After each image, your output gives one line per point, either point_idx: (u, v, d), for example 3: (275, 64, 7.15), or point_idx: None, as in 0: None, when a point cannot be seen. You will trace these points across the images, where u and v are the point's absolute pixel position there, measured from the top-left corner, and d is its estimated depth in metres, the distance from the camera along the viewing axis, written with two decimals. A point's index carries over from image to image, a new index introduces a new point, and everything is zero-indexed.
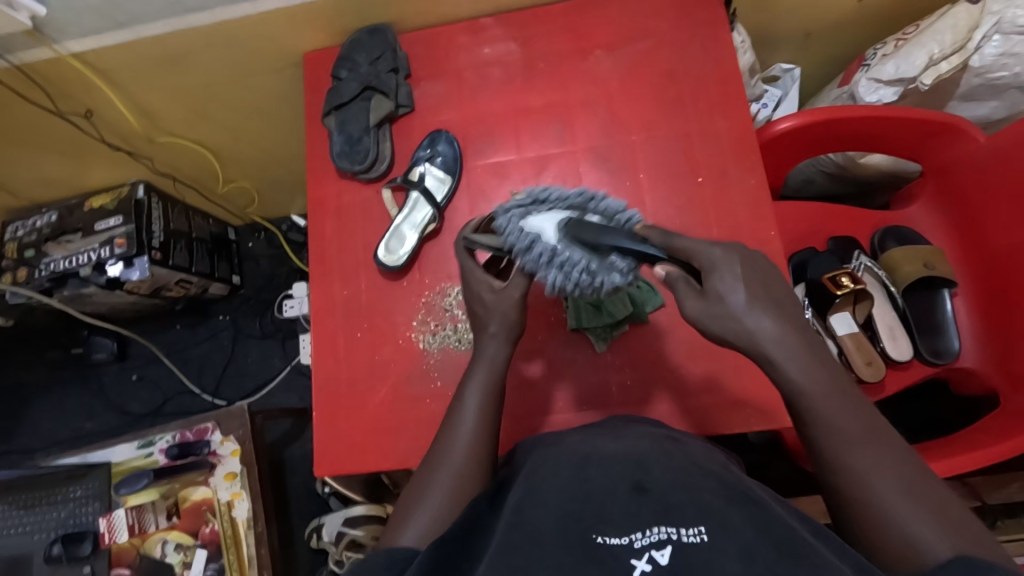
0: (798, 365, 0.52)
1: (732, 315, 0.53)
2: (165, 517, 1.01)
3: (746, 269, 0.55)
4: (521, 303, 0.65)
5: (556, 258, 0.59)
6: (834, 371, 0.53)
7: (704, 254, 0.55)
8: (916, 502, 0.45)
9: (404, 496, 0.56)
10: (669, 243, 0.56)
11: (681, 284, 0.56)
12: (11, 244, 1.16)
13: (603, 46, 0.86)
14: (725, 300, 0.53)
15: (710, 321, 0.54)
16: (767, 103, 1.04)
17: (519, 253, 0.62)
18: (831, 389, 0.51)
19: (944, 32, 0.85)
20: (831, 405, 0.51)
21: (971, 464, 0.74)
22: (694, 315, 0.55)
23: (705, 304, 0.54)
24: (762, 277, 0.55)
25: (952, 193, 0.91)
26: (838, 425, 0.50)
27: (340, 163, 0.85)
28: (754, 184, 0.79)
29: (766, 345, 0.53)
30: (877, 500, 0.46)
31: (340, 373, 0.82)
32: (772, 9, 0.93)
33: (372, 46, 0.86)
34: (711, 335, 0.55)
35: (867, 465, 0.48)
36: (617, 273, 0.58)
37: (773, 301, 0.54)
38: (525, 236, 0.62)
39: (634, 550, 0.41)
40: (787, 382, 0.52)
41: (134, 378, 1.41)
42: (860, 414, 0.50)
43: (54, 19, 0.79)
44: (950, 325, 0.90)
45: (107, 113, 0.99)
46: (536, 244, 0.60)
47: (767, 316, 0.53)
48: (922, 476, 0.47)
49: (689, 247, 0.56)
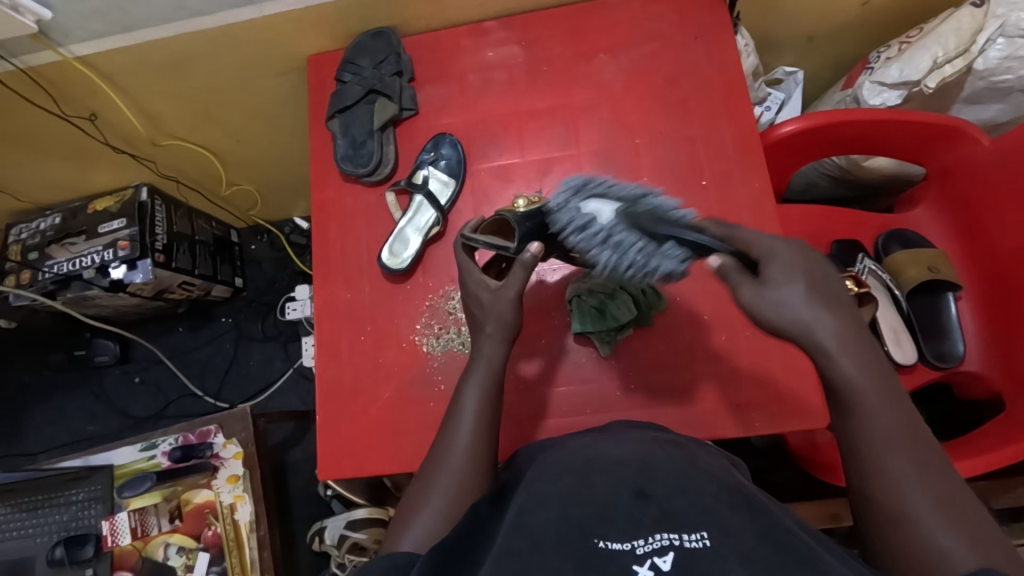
0: (851, 363, 0.51)
1: (789, 305, 0.52)
2: (167, 519, 1.01)
3: (807, 264, 0.54)
4: (517, 303, 0.64)
5: (609, 240, 0.58)
6: (883, 371, 0.52)
7: (764, 244, 0.54)
8: (944, 510, 0.45)
9: (404, 499, 0.56)
10: (730, 233, 0.55)
11: (734, 274, 0.53)
12: (15, 246, 1.16)
13: (606, 49, 0.86)
14: (781, 289, 0.52)
15: (764, 309, 0.52)
16: (770, 106, 1.03)
17: (574, 232, 0.61)
18: (878, 387, 0.51)
19: (948, 35, 0.85)
20: (875, 405, 0.50)
21: (975, 470, 0.73)
22: (748, 303, 0.53)
23: (760, 291, 0.52)
24: (822, 275, 0.54)
25: (956, 197, 0.91)
26: (879, 424, 0.50)
27: (343, 166, 0.85)
28: (758, 188, 0.79)
29: (823, 338, 0.51)
30: (906, 502, 0.47)
31: (344, 376, 0.82)
32: (776, 13, 0.93)
33: (376, 50, 0.87)
34: (765, 324, 0.53)
35: (902, 467, 0.48)
36: (673, 261, 0.56)
37: (832, 298, 0.53)
38: (581, 215, 0.61)
39: (636, 556, 0.40)
40: (837, 375, 0.51)
41: (136, 381, 1.42)
42: (904, 418, 0.50)
43: (59, 23, 0.79)
44: (956, 328, 0.90)
45: (111, 117, 0.99)
46: (591, 223, 0.60)
47: (827, 312, 0.52)
48: (955, 487, 0.47)
49: (748, 238, 0.55)
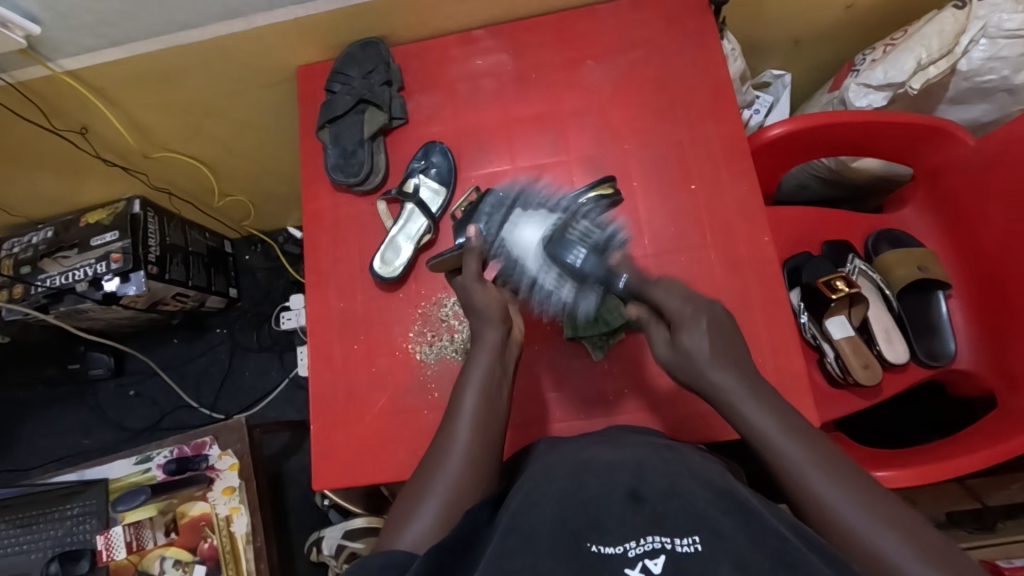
0: (753, 408, 0.55)
1: (697, 367, 0.58)
2: (163, 533, 1.01)
3: (713, 324, 0.59)
4: (480, 278, 0.67)
5: (537, 284, 0.77)
6: (784, 410, 0.55)
7: (675, 309, 0.62)
8: (879, 517, 0.47)
9: (400, 502, 0.55)
10: (644, 289, 0.67)
11: (651, 324, 0.64)
12: (6, 261, 1.15)
13: (595, 56, 0.87)
14: (690, 353, 0.58)
15: (679, 368, 0.59)
16: (758, 109, 1.05)
17: (507, 262, 0.77)
18: (783, 424, 0.54)
19: (931, 37, 0.86)
20: (784, 441, 0.52)
21: (965, 469, 0.74)
22: (665, 360, 0.61)
23: (674, 353, 0.60)
24: (724, 331, 0.60)
25: (943, 197, 0.92)
26: (795, 453, 0.52)
27: (334, 176, 0.85)
28: (746, 191, 0.80)
29: (727, 393, 0.56)
30: (845, 520, 0.48)
31: (337, 386, 0.82)
32: (761, 17, 0.94)
33: (365, 60, 0.87)
34: (679, 376, 0.60)
35: (827, 487, 0.49)
36: (591, 298, 0.75)
37: (732, 353, 0.58)
38: (515, 250, 0.76)
39: (627, 559, 0.40)
40: (746, 426, 0.55)
41: (131, 394, 1.41)
42: (815, 442, 0.52)
43: (48, 37, 0.79)
44: (946, 326, 0.91)
45: (102, 129, 0.99)
46: (523, 264, 0.76)
47: (727, 368, 0.57)
48: (883, 497, 0.49)
49: (662, 297, 0.64)
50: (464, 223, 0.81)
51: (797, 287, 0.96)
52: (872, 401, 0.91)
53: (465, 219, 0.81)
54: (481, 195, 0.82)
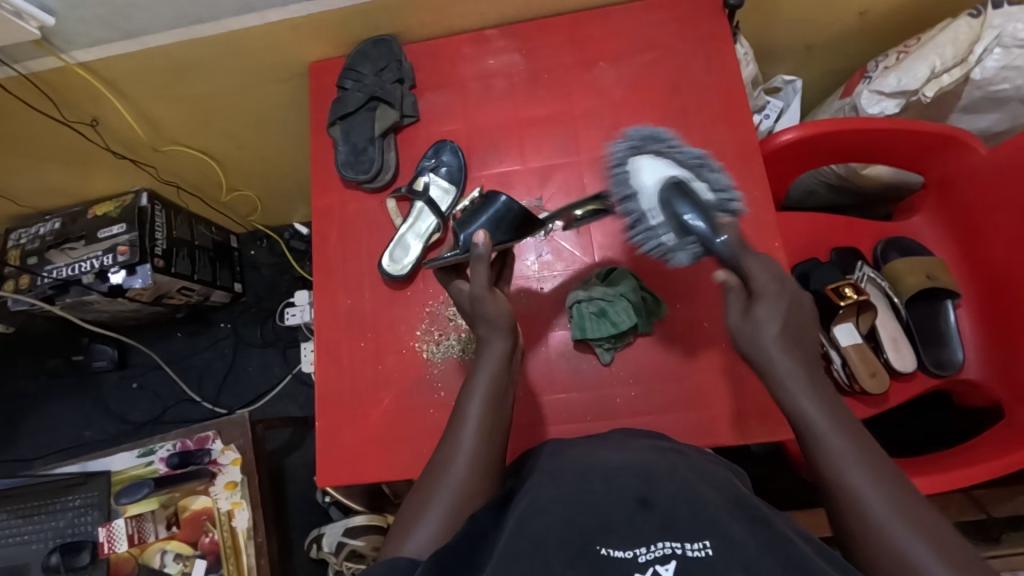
0: (809, 400, 0.54)
1: (760, 342, 0.57)
2: (164, 526, 1.01)
3: (791, 309, 0.58)
4: (492, 290, 0.64)
5: (641, 223, 0.69)
6: (837, 406, 0.54)
7: (761, 280, 0.58)
8: (911, 519, 0.46)
9: (404, 507, 0.55)
10: (739, 256, 0.60)
11: (733, 295, 0.60)
12: (14, 251, 1.15)
13: (607, 58, 0.87)
14: (760, 325, 0.57)
15: (741, 338, 0.58)
16: (768, 114, 1.03)
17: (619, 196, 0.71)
18: (832, 415, 0.53)
19: (945, 45, 0.86)
20: (828, 432, 0.52)
21: (983, 476, 0.73)
22: (732, 327, 0.59)
23: (743, 323, 0.58)
24: (799, 318, 0.58)
25: (954, 204, 0.92)
26: (837, 447, 0.51)
27: (345, 172, 0.85)
28: (757, 195, 0.80)
29: (778, 370, 0.56)
30: (874, 517, 0.47)
31: (343, 382, 0.82)
32: (775, 22, 0.94)
33: (377, 57, 0.87)
34: (739, 347, 0.59)
35: (861, 483, 0.49)
36: (686, 252, 0.66)
37: (796, 335, 0.57)
38: (629, 185, 0.70)
39: (638, 564, 0.40)
40: (797, 412, 0.54)
41: (134, 386, 1.41)
42: (858, 438, 0.52)
43: (62, 29, 0.79)
44: (954, 336, 0.90)
45: (113, 122, 1.00)
46: (634, 199, 0.69)
47: (790, 353, 0.56)
48: (915, 501, 0.48)
49: (752, 266, 0.59)
50: (464, 225, 0.72)
51: (806, 294, 0.95)
52: (878, 409, 0.90)
53: (467, 217, 0.73)
54: (485, 197, 0.74)
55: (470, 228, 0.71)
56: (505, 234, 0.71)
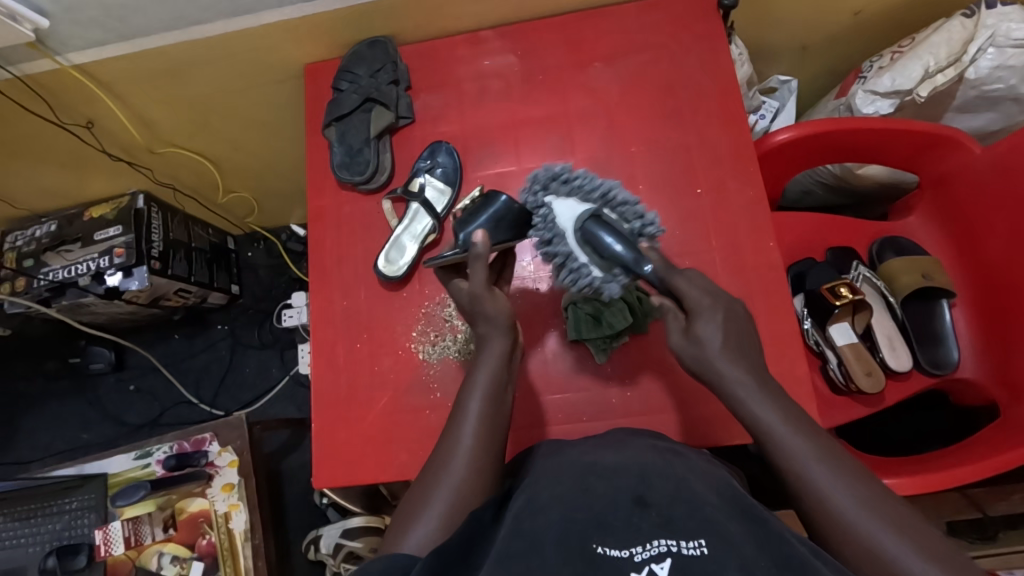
0: (760, 404, 0.54)
1: (707, 356, 0.57)
2: (161, 529, 1.00)
3: (729, 320, 0.58)
4: (490, 291, 0.64)
5: (568, 263, 0.67)
6: (792, 408, 0.55)
7: (693, 297, 0.58)
8: (882, 519, 0.47)
9: (404, 504, 0.55)
10: (666, 278, 0.61)
11: (670, 315, 0.60)
12: (10, 253, 1.15)
13: (603, 58, 0.87)
14: (703, 342, 0.57)
15: (686, 355, 0.58)
16: (764, 114, 1.04)
17: (541, 237, 0.69)
18: (785, 418, 0.54)
19: (939, 45, 0.87)
20: (788, 434, 0.52)
21: (970, 477, 0.74)
22: (677, 348, 0.59)
23: (685, 340, 0.58)
24: (739, 329, 0.58)
25: (949, 206, 0.92)
26: (799, 454, 0.51)
27: (340, 174, 0.85)
28: (752, 195, 0.80)
29: (727, 379, 0.56)
30: (846, 517, 0.48)
31: (339, 384, 0.82)
32: (770, 22, 0.94)
33: (372, 59, 0.87)
34: (687, 366, 0.59)
35: (830, 484, 0.49)
36: (617, 284, 0.65)
37: (742, 342, 0.58)
38: (550, 227, 0.68)
39: (634, 563, 0.40)
40: (749, 416, 0.55)
41: (131, 389, 1.41)
42: (817, 438, 0.52)
43: (57, 31, 0.79)
44: (950, 335, 0.90)
45: (108, 124, 1.00)
46: (557, 240, 0.67)
47: (735, 360, 0.56)
48: (882, 493, 0.49)
49: (682, 287, 0.59)
50: (464, 224, 0.70)
51: (801, 293, 0.95)
52: (874, 409, 0.90)
53: (466, 217, 0.71)
54: (485, 196, 0.73)
55: (470, 228, 0.69)
56: (506, 234, 0.69)
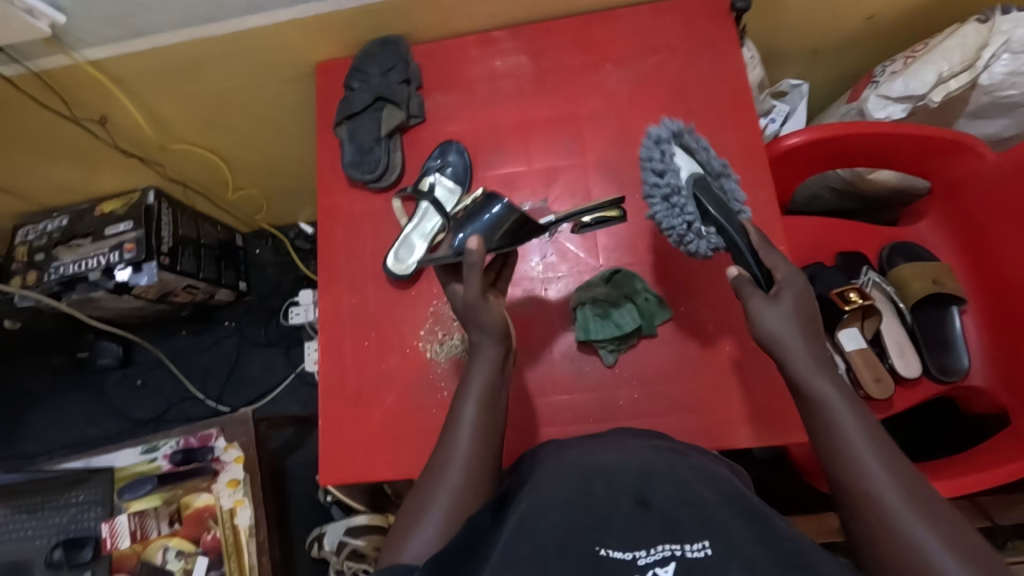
0: (827, 386, 0.54)
1: (779, 322, 0.57)
2: (166, 523, 1.00)
3: (806, 299, 0.59)
4: (482, 299, 0.63)
5: (670, 200, 0.70)
6: (854, 398, 0.54)
7: (785, 268, 0.61)
8: (927, 519, 0.46)
9: (402, 512, 0.55)
10: (763, 248, 0.64)
11: (745, 285, 0.60)
12: (21, 248, 1.16)
13: (614, 60, 0.87)
14: (780, 305, 0.58)
15: (763, 320, 0.58)
16: (774, 118, 1.03)
17: (649, 171, 0.70)
18: (849, 402, 0.54)
19: (953, 51, 0.86)
20: (848, 422, 0.52)
21: (986, 483, 0.73)
22: (752, 310, 0.59)
23: (765, 302, 0.58)
24: (810, 313, 0.59)
25: (960, 211, 0.92)
26: (855, 442, 0.51)
27: (351, 172, 0.86)
28: (763, 199, 0.79)
29: (796, 354, 0.56)
30: (881, 500, 0.48)
31: (346, 382, 0.82)
32: (782, 26, 0.94)
33: (384, 58, 0.87)
34: (757, 330, 0.58)
35: (877, 473, 0.49)
36: (705, 244, 0.71)
37: (810, 326, 0.58)
38: (664, 165, 0.70)
39: (638, 567, 0.40)
40: (817, 395, 0.55)
41: (138, 384, 1.42)
42: (874, 429, 0.52)
43: (72, 26, 0.80)
44: (960, 342, 0.90)
45: (121, 120, 1.00)
46: (668, 176, 0.69)
47: (803, 336, 0.57)
48: (929, 496, 0.48)
49: (776, 261, 0.62)
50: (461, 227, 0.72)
51: None
52: (882, 415, 0.90)
53: (463, 222, 0.73)
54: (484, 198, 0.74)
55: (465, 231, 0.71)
56: (502, 239, 0.69)
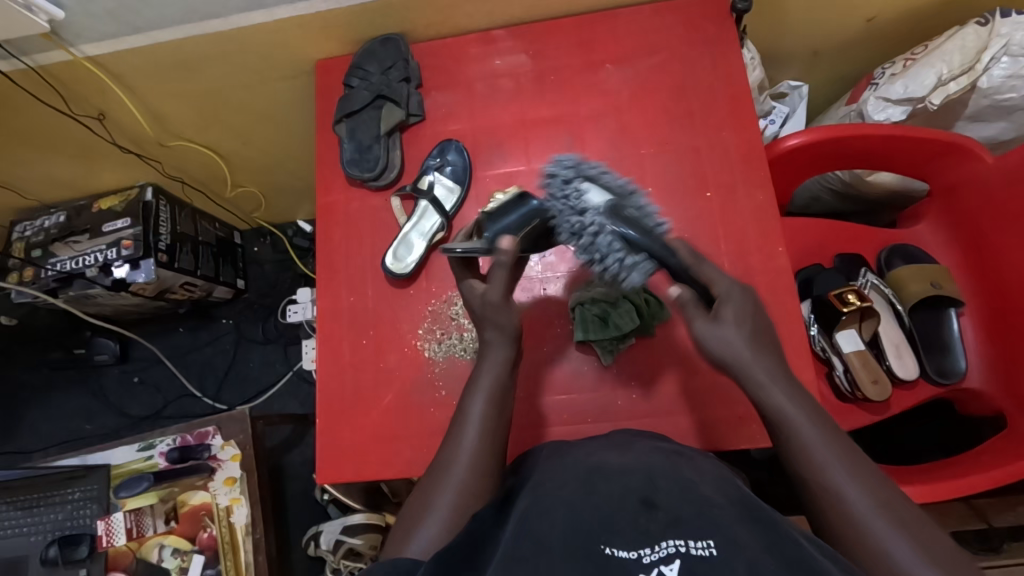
0: (784, 395, 0.54)
1: (729, 340, 0.56)
2: (162, 521, 1.01)
3: (754, 307, 0.58)
4: (506, 304, 0.63)
5: (592, 243, 0.63)
6: (813, 404, 0.54)
7: (723, 283, 0.58)
8: (899, 524, 0.47)
9: (407, 507, 0.56)
10: (697, 265, 0.60)
11: (689, 306, 0.58)
12: (18, 244, 1.16)
13: (614, 60, 0.87)
14: (727, 326, 0.56)
15: (711, 342, 0.56)
16: (774, 119, 1.04)
17: (562, 220, 0.66)
18: (809, 411, 0.53)
19: (952, 53, 0.86)
20: (808, 431, 0.52)
21: (983, 485, 0.73)
22: (700, 334, 0.57)
23: (710, 325, 0.57)
24: (763, 324, 0.57)
25: (958, 213, 0.92)
26: (820, 451, 0.51)
27: (349, 170, 0.85)
28: (763, 200, 0.79)
29: (752, 370, 0.55)
30: (852, 509, 0.48)
31: (344, 380, 0.82)
32: (782, 27, 0.94)
33: (384, 56, 0.87)
34: (710, 355, 0.57)
35: (847, 486, 0.49)
36: (638, 273, 0.62)
37: (763, 338, 0.57)
38: (574, 207, 0.65)
39: (643, 565, 0.40)
40: (773, 405, 0.54)
41: (135, 380, 1.41)
42: (836, 436, 0.52)
43: (71, 22, 0.79)
44: (957, 344, 0.90)
45: (119, 116, 1.00)
46: (586, 211, 0.64)
47: (757, 351, 0.56)
48: (898, 498, 0.49)
49: (712, 275, 0.59)
50: (492, 223, 0.69)
51: (808, 299, 0.95)
52: (880, 417, 0.90)
53: (495, 215, 0.70)
54: (524, 197, 0.70)
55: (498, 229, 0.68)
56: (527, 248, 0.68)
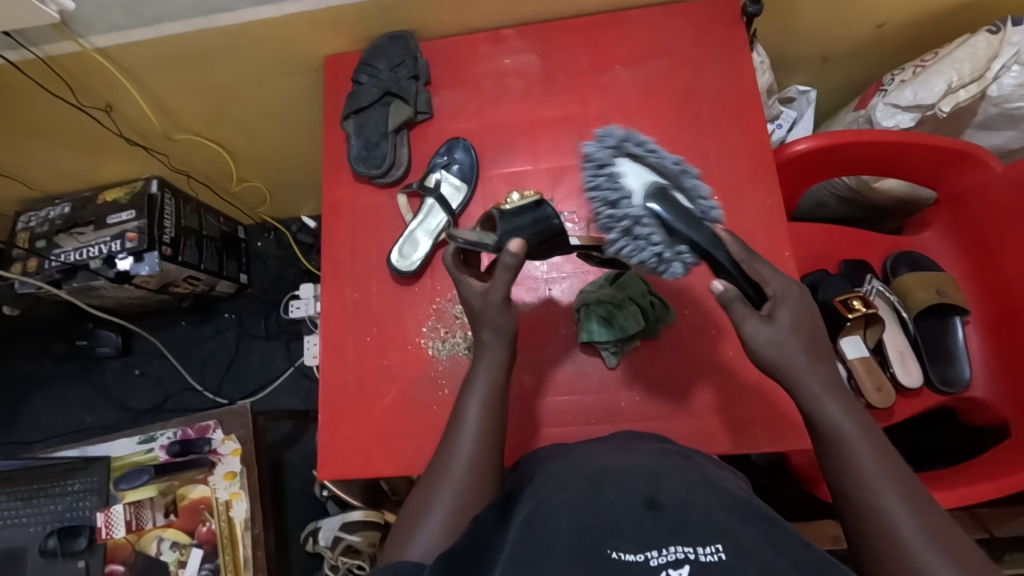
0: (834, 406, 0.54)
1: (783, 342, 0.55)
2: (162, 514, 1.00)
3: (806, 304, 0.57)
4: (506, 305, 0.62)
5: (632, 230, 0.60)
6: (866, 420, 0.54)
7: (777, 282, 0.57)
8: (943, 551, 0.46)
9: (406, 509, 0.55)
10: (748, 261, 0.58)
11: (738, 305, 0.56)
12: (22, 234, 1.16)
13: (623, 61, 0.86)
14: (780, 327, 0.56)
15: (765, 345, 0.55)
16: (781, 124, 1.03)
17: (601, 202, 0.61)
18: (863, 427, 0.53)
19: (963, 61, 0.86)
20: (860, 446, 0.52)
21: (989, 494, 0.73)
22: (751, 335, 0.56)
23: (762, 327, 0.55)
24: (815, 328, 0.57)
25: (965, 221, 0.91)
26: (870, 467, 0.51)
27: (356, 167, 0.85)
28: (771, 204, 0.79)
29: (802, 376, 0.55)
30: (896, 529, 0.48)
31: (347, 377, 0.82)
32: (792, 31, 0.93)
33: (393, 53, 0.87)
34: (761, 359, 0.56)
35: (893, 505, 0.49)
36: (680, 264, 0.61)
37: (815, 342, 0.56)
38: (616, 188, 0.61)
39: (650, 567, 0.40)
40: (824, 415, 0.54)
41: (136, 373, 1.41)
42: (888, 456, 0.52)
43: (80, 14, 0.79)
44: (962, 352, 0.90)
45: (126, 109, 1.00)
46: (624, 201, 0.60)
47: (809, 355, 0.55)
48: (946, 524, 0.48)
49: (765, 273, 0.58)
50: (506, 224, 0.66)
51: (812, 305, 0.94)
52: (883, 424, 0.90)
53: (509, 213, 0.66)
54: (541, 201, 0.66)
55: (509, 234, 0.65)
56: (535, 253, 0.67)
